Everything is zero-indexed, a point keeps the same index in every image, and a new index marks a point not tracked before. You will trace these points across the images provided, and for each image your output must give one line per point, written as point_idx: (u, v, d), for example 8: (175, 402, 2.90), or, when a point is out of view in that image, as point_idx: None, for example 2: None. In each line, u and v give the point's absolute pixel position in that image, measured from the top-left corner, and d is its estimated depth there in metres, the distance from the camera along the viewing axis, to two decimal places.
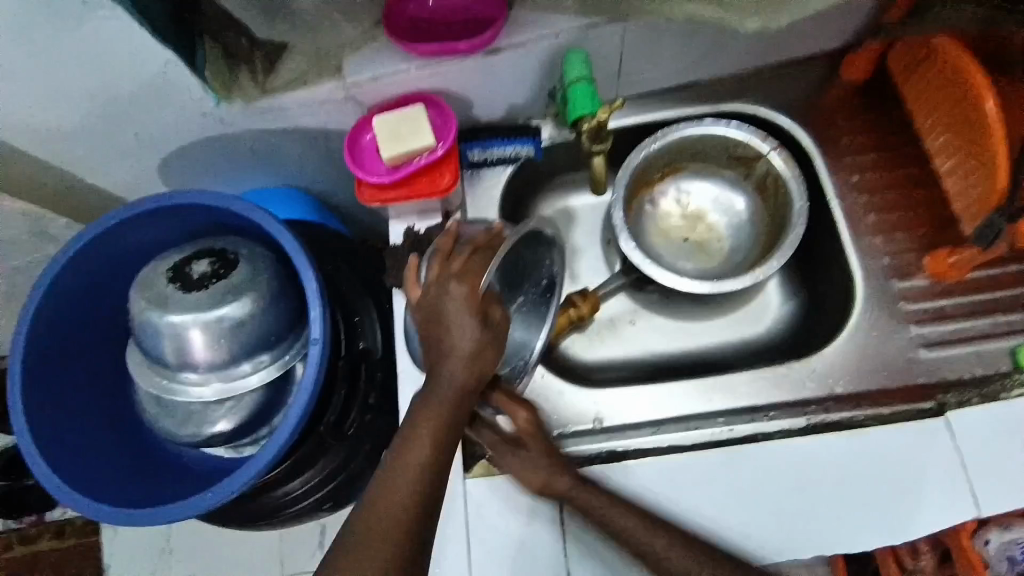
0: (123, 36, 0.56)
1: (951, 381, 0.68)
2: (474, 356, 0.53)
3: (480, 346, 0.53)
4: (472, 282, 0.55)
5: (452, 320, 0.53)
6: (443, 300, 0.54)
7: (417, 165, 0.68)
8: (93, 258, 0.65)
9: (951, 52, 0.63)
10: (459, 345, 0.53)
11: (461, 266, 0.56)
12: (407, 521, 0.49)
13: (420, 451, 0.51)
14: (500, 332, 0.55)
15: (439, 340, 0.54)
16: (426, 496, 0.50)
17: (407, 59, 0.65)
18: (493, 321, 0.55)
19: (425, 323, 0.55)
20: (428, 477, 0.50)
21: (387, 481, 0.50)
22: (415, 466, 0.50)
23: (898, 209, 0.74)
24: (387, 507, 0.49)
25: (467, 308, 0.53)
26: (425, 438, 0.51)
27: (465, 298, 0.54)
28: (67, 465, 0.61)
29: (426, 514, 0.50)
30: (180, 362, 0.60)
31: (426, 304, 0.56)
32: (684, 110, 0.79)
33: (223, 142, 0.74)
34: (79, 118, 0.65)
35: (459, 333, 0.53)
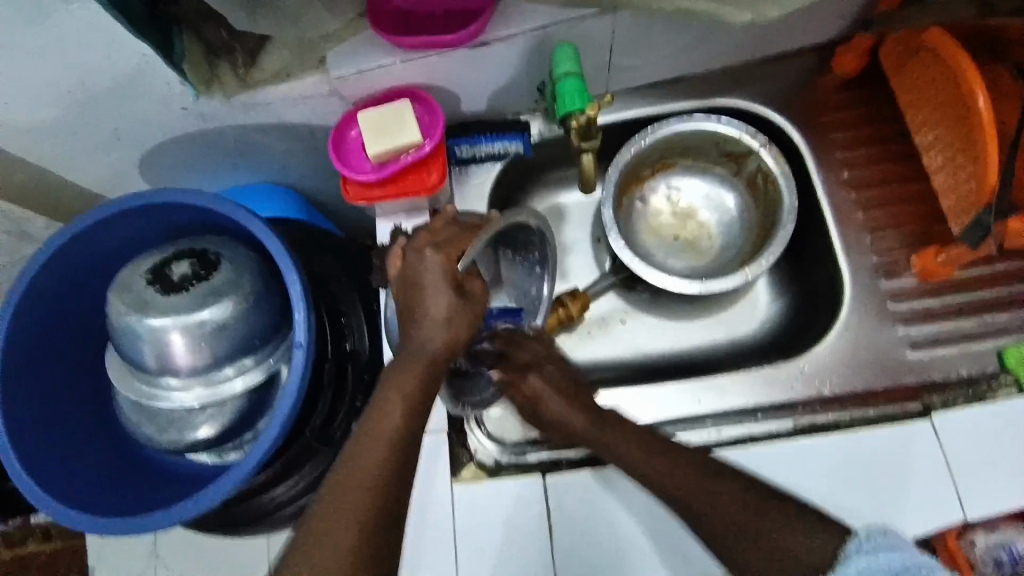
0: (92, 30, 0.53)
1: (941, 382, 0.68)
2: (448, 323, 0.52)
3: (455, 313, 0.52)
4: (450, 251, 0.54)
5: (428, 289, 0.52)
6: (419, 267, 0.53)
7: (404, 163, 0.66)
8: (72, 260, 0.64)
9: (945, 44, 0.62)
10: (432, 314, 0.52)
11: (443, 237, 0.55)
12: (377, 497, 0.47)
13: (392, 422, 0.49)
14: (477, 303, 0.54)
15: (413, 308, 0.53)
16: (395, 470, 0.48)
17: (391, 53, 0.63)
18: (471, 291, 0.54)
19: (400, 293, 0.54)
20: (398, 448, 0.49)
21: (354, 454, 0.48)
22: (385, 436, 0.49)
23: (888, 206, 0.74)
24: (355, 483, 0.47)
25: (444, 277, 0.53)
26: (397, 406, 0.50)
27: (443, 267, 0.53)
28: (46, 474, 0.60)
29: (396, 490, 0.48)
30: (161, 367, 0.59)
31: (401, 273, 0.55)
32: (675, 104, 0.78)
33: (203, 137, 0.71)
34: (50, 114, 0.63)
35: (433, 301, 0.52)
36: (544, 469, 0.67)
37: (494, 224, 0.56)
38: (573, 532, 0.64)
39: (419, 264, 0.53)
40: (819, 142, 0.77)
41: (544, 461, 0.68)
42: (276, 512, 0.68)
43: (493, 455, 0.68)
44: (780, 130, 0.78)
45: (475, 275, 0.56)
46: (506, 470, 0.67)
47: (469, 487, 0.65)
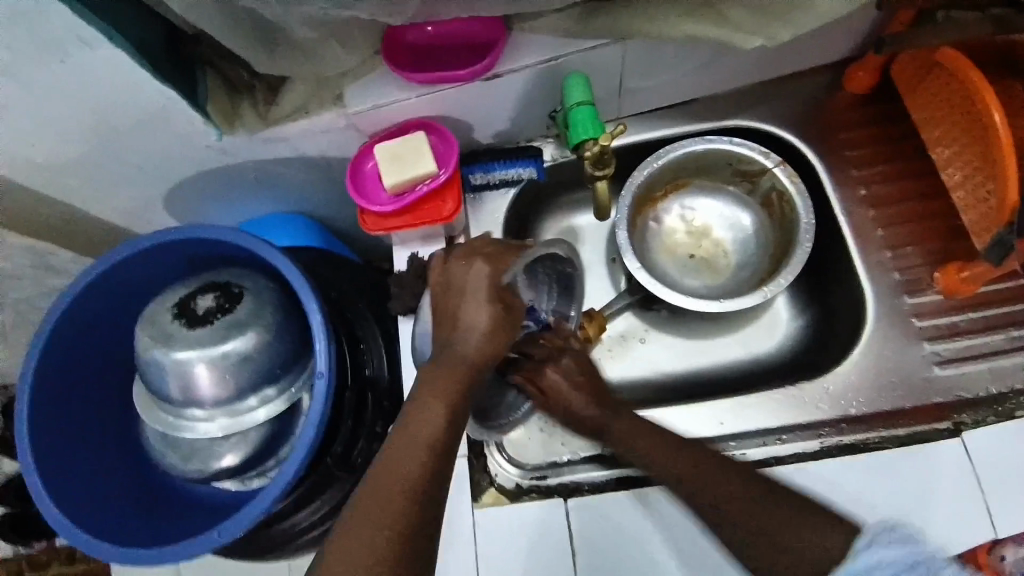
0: (121, 75, 0.56)
1: (970, 399, 0.67)
2: (488, 334, 0.52)
3: (495, 325, 0.52)
4: (496, 264, 0.54)
5: (471, 297, 0.53)
6: (464, 276, 0.53)
7: (420, 192, 0.67)
8: (98, 297, 0.65)
9: (959, 64, 0.62)
10: (475, 322, 0.52)
11: (488, 248, 0.55)
12: (411, 504, 0.46)
13: (431, 425, 0.49)
14: (516, 318, 0.54)
15: (454, 315, 0.53)
16: (430, 475, 0.48)
17: (406, 86, 0.65)
18: (511, 308, 0.54)
19: (441, 298, 0.55)
20: (436, 452, 0.48)
21: (392, 455, 0.48)
22: (424, 439, 0.49)
23: (907, 223, 0.73)
24: (390, 487, 0.47)
25: (488, 289, 0.53)
26: (437, 409, 0.49)
27: (488, 279, 0.53)
28: (76, 506, 0.61)
29: (430, 499, 0.47)
30: (186, 398, 0.60)
31: (445, 280, 0.55)
32: (687, 126, 0.78)
33: (224, 171, 0.73)
34: (80, 152, 0.65)
35: (475, 311, 0.52)
36: (566, 493, 0.67)
37: (536, 247, 0.56)
38: (598, 555, 0.63)
39: (464, 273, 0.53)
40: (834, 160, 0.76)
41: (567, 485, 0.67)
42: (297, 538, 0.69)
43: (514, 479, 0.68)
44: (794, 147, 0.78)
45: (516, 292, 0.56)
46: (527, 493, 0.67)
47: (489, 511, 0.65)
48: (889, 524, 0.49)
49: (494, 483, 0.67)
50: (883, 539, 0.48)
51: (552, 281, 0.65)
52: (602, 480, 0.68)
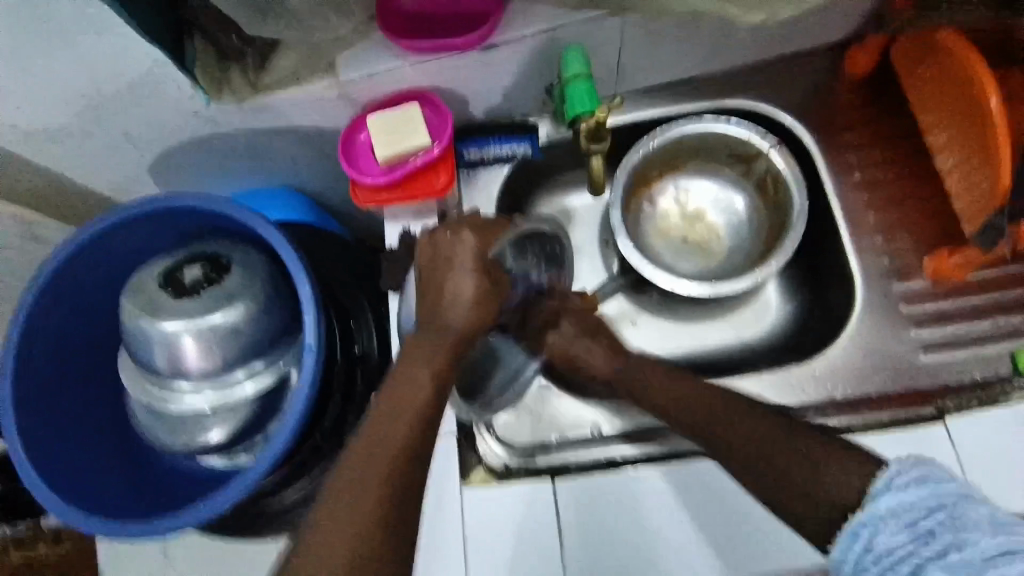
0: (104, 36, 0.54)
1: (955, 384, 0.68)
2: (475, 305, 0.54)
3: (482, 297, 0.54)
4: (483, 238, 0.55)
5: (458, 269, 0.54)
6: (451, 249, 0.55)
7: (413, 165, 0.66)
8: (81, 268, 0.64)
9: (959, 47, 0.62)
10: (461, 293, 0.54)
11: (476, 220, 0.56)
12: (401, 465, 0.47)
13: (420, 392, 0.49)
14: (500, 289, 0.56)
15: (440, 287, 0.54)
16: (418, 441, 0.48)
17: (400, 55, 0.63)
18: (495, 280, 0.56)
19: (427, 270, 0.55)
20: (423, 420, 0.49)
21: (380, 422, 0.48)
22: (412, 406, 0.49)
23: (900, 209, 0.73)
24: (379, 451, 0.47)
25: (475, 260, 0.54)
26: (426, 376, 0.50)
27: (475, 251, 0.54)
28: (59, 478, 0.60)
29: (417, 465, 0.47)
30: (173, 370, 0.59)
31: (431, 252, 0.55)
32: (683, 107, 0.78)
33: (212, 141, 0.72)
34: (62, 118, 0.63)
35: (461, 281, 0.54)
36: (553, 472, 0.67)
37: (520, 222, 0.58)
38: (585, 534, 0.63)
39: (454, 244, 0.54)
40: (829, 144, 0.76)
41: (553, 464, 0.68)
42: (283, 515, 0.68)
43: (502, 459, 0.67)
44: (790, 131, 0.77)
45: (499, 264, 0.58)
46: (515, 473, 0.67)
47: (477, 490, 0.65)
48: (909, 463, 0.45)
49: (481, 461, 0.67)
50: (896, 484, 0.45)
51: (541, 257, 0.67)
52: (589, 461, 0.68)
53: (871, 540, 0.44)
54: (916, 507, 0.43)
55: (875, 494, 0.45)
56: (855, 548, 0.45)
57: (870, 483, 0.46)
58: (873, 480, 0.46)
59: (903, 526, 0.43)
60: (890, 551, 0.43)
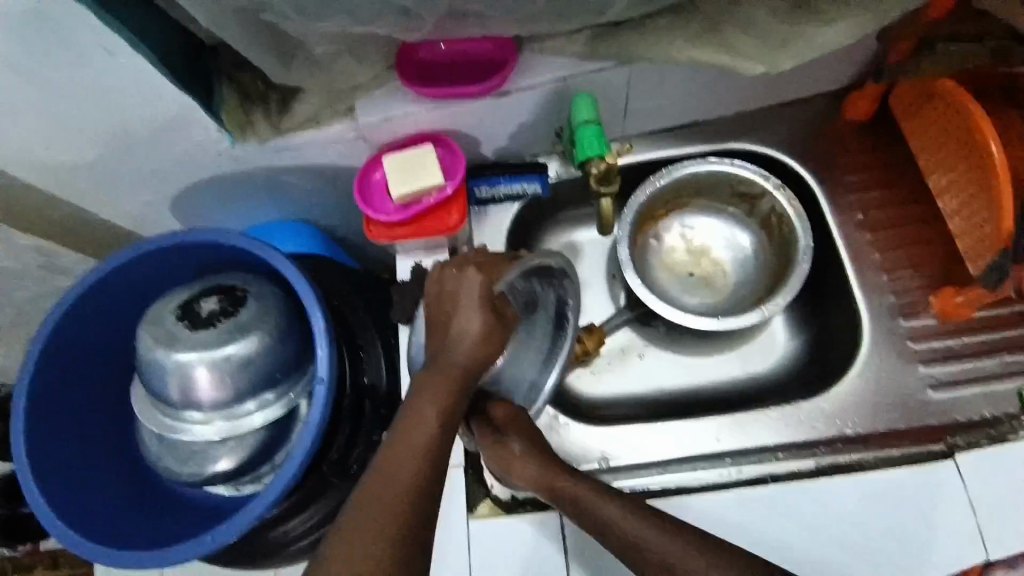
0: (138, 80, 0.57)
1: (964, 422, 0.68)
2: (481, 341, 0.54)
3: (488, 332, 0.55)
4: (489, 273, 0.56)
5: (465, 305, 0.55)
6: (458, 284, 0.56)
7: (426, 204, 0.68)
8: (101, 299, 0.66)
9: (956, 94, 0.64)
10: (467, 328, 0.54)
11: (482, 258, 0.58)
12: (409, 506, 0.45)
13: (426, 432, 0.49)
14: (507, 326, 0.57)
15: (446, 323, 0.55)
16: (427, 473, 0.47)
17: (417, 100, 0.66)
18: (502, 316, 0.56)
19: (434, 307, 0.56)
20: (431, 459, 0.48)
21: (386, 464, 0.48)
22: (420, 446, 0.48)
23: (903, 248, 0.74)
24: (385, 493, 0.45)
25: (481, 297, 0.55)
26: (432, 416, 0.50)
27: (480, 287, 0.55)
28: (70, 506, 0.61)
29: (429, 501, 0.46)
30: (185, 400, 0.60)
31: (438, 289, 0.57)
32: (689, 147, 0.80)
33: (232, 178, 0.74)
34: (91, 155, 0.66)
35: (468, 318, 0.54)
36: None
37: (527, 258, 0.58)
38: (596, 569, 0.63)
39: (459, 282, 0.56)
40: (833, 184, 0.78)
41: None
42: (289, 546, 0.69)
43: (509, 491, 0.67)
44: (793, 171, 0.79)
45: (507, 301, 0.59)
46: (523, 506, 0.66)
47: (485, 522, 0.65)
48: None
49: (489, 493, 0.67)
50: None
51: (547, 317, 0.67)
52: None
53: None
54: None
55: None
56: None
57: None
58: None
59: None
60: None
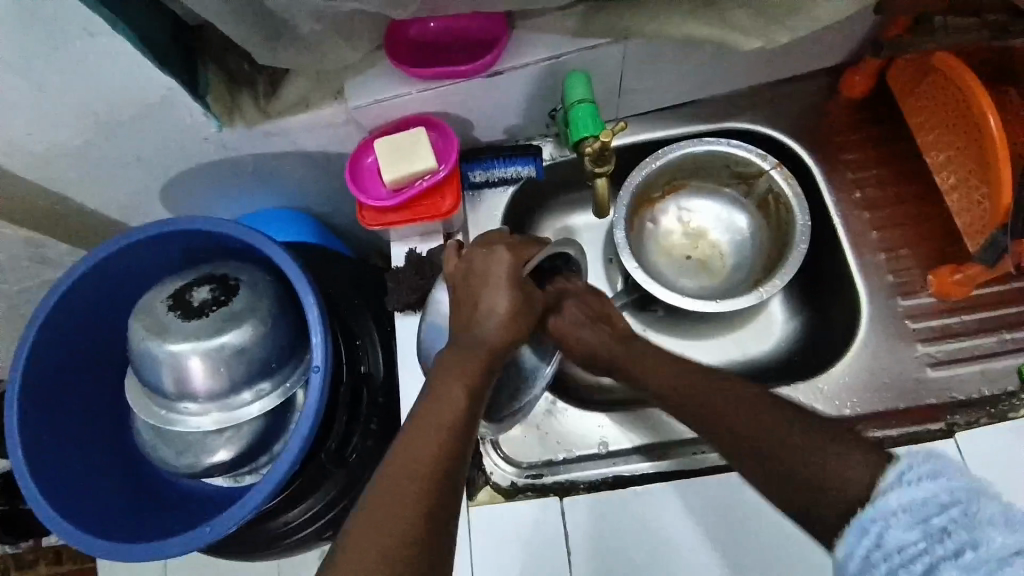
0: (120, 62, 0.55)
1: (963, 400, 0.67)
2: (508, 318, 0.55)
3: (514, 311, 0.56)
4: (518, 253, 0.58)
5: (492, 284, 0.56)
6: (486, 263, 0.57)
7: (418, 188, 0.67)
8: (90, 290, 0.65)
9: (955, 70, 0.63)
10: (496, 306, 0.55)
11: (509, 239, 0.59)
12: (436, 475, 0.45)
13: (450, 406, 0.49)
14: (531, 306, 0.58)
15: (473, 300, 0.56)
16: (452, 449, 0.47)
17: (409, 83, 0.65)
18: (527, 296, 0.58)
19: (459, 285, 0.58)
20: (456, 431, 0.48)
21: (413, 435, 0.47)
22: (445, 419, 0.48)
23: (901, 226, 0.74)
24: (412, 462, 0.45)
25: (508, 276, 0.57)
26: (457, 388, 0.50)
27: (509, 266, 0.57)
28: (65, 499, 0.60)
29: (455, 471, 0.46)
30: (180, 391, 0.60)
31: (465, 268, 0.58)
32: (685, 129, 0.79)
33: (222, 165, 0.73)
34: (77, 142, 0.64)
35: (496, 296, 0.56)
36: (561, 491, 0.67)
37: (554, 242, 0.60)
38: (597, 553, 0.63)
39: (487, 260, 0.57)
40: (830, 163, 0.77)
41: (561, 483, 0.67)
42: (289, 535, 0.68)
43: (509, 477, 0.67)
44: (791, 150, 0.78)
45: (532, 284, 0.61)
46: (523, 492, 0.67)
47: (486, 510, 0.65)
48: (924, 456, 0.42)
49: (489, 481, 0.67)
50: (904, 481, 0.41)
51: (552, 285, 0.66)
52: (596, 479, 0.67)
53: (881, 536, 0.40)
54: (922, 507, 0.40)
55: (886, 490, 0.42)
56: (863, 543, 0.40)
57: (881, 480, 0.43)
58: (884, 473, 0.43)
59: (914, 522, 0.39)
60: (900, 548, 0.38)
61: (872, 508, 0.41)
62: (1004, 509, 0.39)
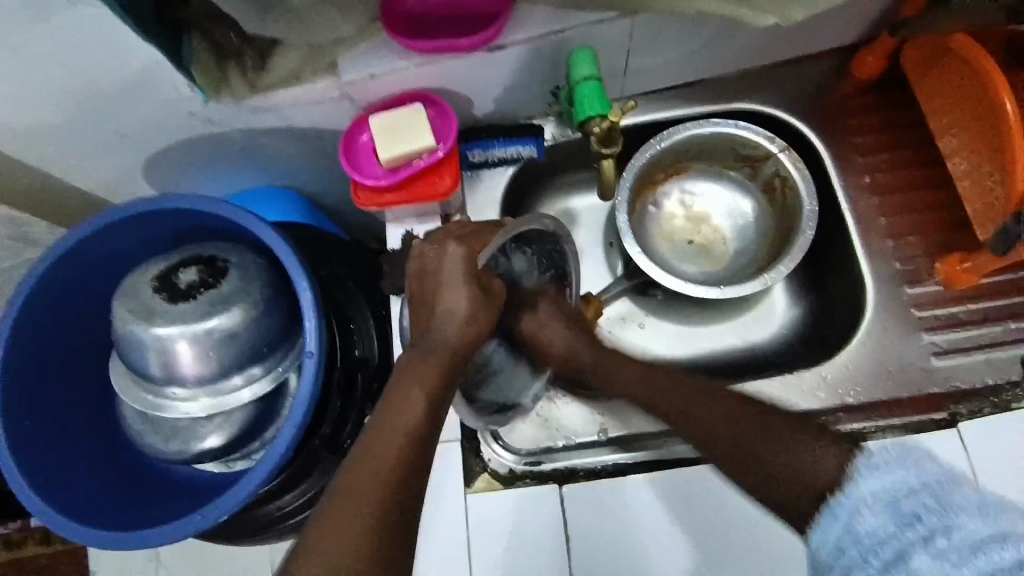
0: (97, 29, 0.51)
1: (965, 390, 0.67)
2: (470, 317, 0.54)
3: (474, 308, 0.55)
4: (472, 245, 0.56)
5: (449, 282, 0.55)
6: (440, 261, 0.55)
7: (416, 167, 0.65)
8: (72, 270, 0.62)
9: (971, 53, 0.61)
10: (455, 306, 0.54)
11: (463, 230, 0.57)
12: (395, 487, 0.45)
13: (412, 415, 0.48)
14: (494, 300, 0.57)
15: (432, 302, 0.55)
16: (413, 460, 0.47)
17: (406, 56, 0.61)
18: (488, 291, 0.57)
19: (418, 283, 0.56)
20: (416, 439, 0.48)
21: (370, 446, 0.46)
22: (405, 427, 0.48)
23: (910, 212, 0.72)
24: (368, 476, 0.45)
25: (465, 272, 0.55)
26: (418, 394, 0.49)
27: (463, 261, 0.55)
28: (49, 485, 0.59)
29: (414, 482, 0.46)
30: (168, 377, 0.58)
31: (420, 266, 0.56)
32: (690, 109, 0.76)
33: (211, 141, 0.70)
34: (55, 114, 0.61)
35: (455, 295, 0.54)
36: (560, 479, 0.66)
37: (514, 223, 0.57)
38: (593, 539, 0.63)
39: (441, 258, 0.55)
40: (838, 146, 0.75)
41: (560, 470, 0.66)
42: (283, 521, 0.67)
43: (508, 463, 0.66)
44: (797, 132, 0.76)
45: (492, 273, 0.59)
46: (521, 479, 0.66)
47: (483, 497, 0.64)
48: (891, 444, 0.44)
49: (487, 468, 0.66)
50: (876, 466, 0.43)
51: (546, 258, 0.68)
52: (598, 466, 0.67)
53: (851, 522, 0.42)
54: (894, 493, 0.41)
55: (856, 477, 0.43)
56: (836, 530, 0.42)
57: (849, 469, 0.44)
58: (850, 463, 0.44)
59: (886, 506, 0.41)
60: (872, 533, 0.40)
61: (844, 496, 0.43)
62: (981, 495, 0.40)
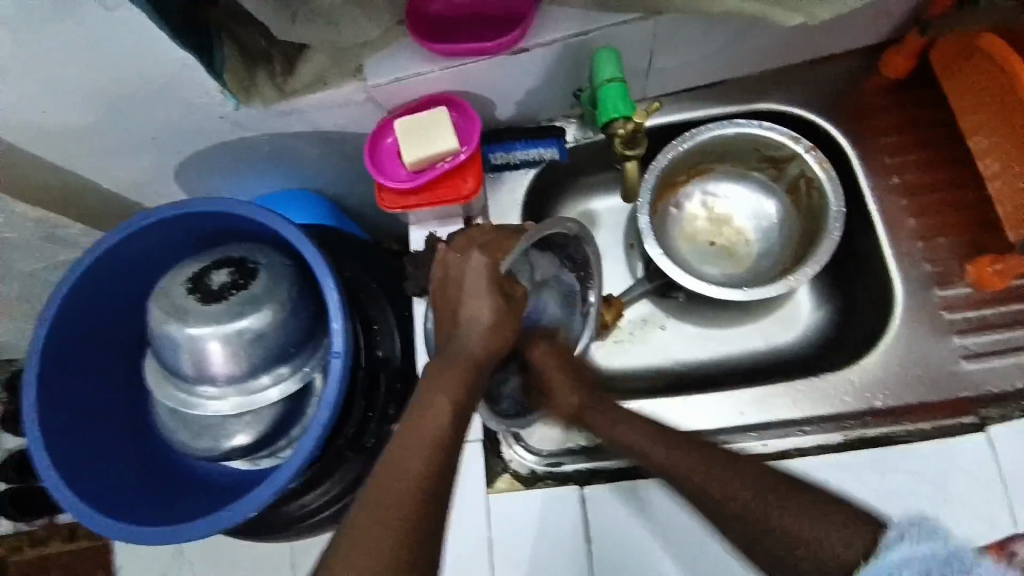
0: (132, 35, 0.52)
1: (996, 395, 0.66)
2: (493, 325, 0.54)
3: (498, 316, 0.54)
4: (494, 253, 0.55)
5: (472, 290, 0.55)
6: (463, 269, 0.55)
7: (440, 170, 0.65)
8: (106, 270, 0.64)
9: (1001, 49, 0.60)
10: (478, 315, 0.54)
11: (486, 237, 0.56)
12: (420, 497, 0.45)
13: (438, 423, 0.49)
14: (517, 308, 0.56)
15: (455, 311, 0.55)
16: (438, 470, 0.47)
17: (431, 59, 0.62)
18: (511, 299, 0.56)
19: (442, 291, 0.56)
20: (442, 449, 0.48)
21: (395, 456, 0.47)
22: (430, 436, 0.48)
23: (939, 212, 0.71)
24: (394, 486, 0.45)
25: (488, 281, 0.55)
26: (443, 403, 0.49)
27: (486, 269, 0.54)
28: (82, 480, 0.60)
29: (441, 490, 0.46)
30: (199, 374, 0.59)
31: (444, 273, 0.56)
32: (713, 110, 0.76)
33: (239, 144, 0.71)
34: (90, 118, 0.62)
35: (478, 303, 0.54)
36: (582, 479, 0.66)
37: (536, 228, 0.55)
38: (615, 540, 0.63)
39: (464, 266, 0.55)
40: (864, 146, 0.74)
41: (582, 472, 0.67)
42: (306, 520, 0.68)
43: (529, 465, 0.67)
44: (822, 132, 0.75)
45: (516, 280, 0.58)
46: (542, 480, 0.66)
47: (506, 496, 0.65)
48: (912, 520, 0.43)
49: (509, 469, 0.67)
50: (907, 547, 0.41)
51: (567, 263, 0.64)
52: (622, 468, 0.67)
53: None
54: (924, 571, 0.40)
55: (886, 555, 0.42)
56: None
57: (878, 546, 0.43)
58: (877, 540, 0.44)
59: None
60: None
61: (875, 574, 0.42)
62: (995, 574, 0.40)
